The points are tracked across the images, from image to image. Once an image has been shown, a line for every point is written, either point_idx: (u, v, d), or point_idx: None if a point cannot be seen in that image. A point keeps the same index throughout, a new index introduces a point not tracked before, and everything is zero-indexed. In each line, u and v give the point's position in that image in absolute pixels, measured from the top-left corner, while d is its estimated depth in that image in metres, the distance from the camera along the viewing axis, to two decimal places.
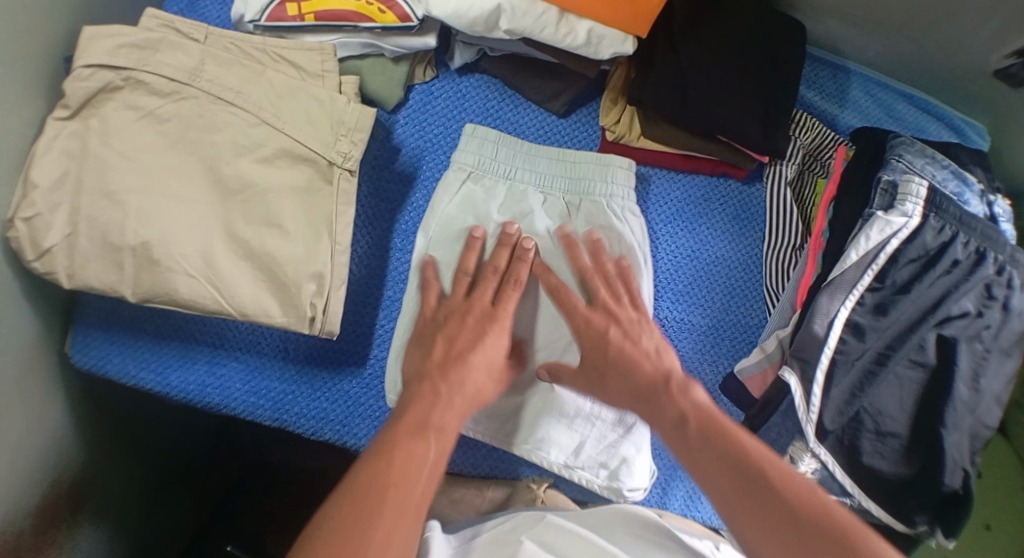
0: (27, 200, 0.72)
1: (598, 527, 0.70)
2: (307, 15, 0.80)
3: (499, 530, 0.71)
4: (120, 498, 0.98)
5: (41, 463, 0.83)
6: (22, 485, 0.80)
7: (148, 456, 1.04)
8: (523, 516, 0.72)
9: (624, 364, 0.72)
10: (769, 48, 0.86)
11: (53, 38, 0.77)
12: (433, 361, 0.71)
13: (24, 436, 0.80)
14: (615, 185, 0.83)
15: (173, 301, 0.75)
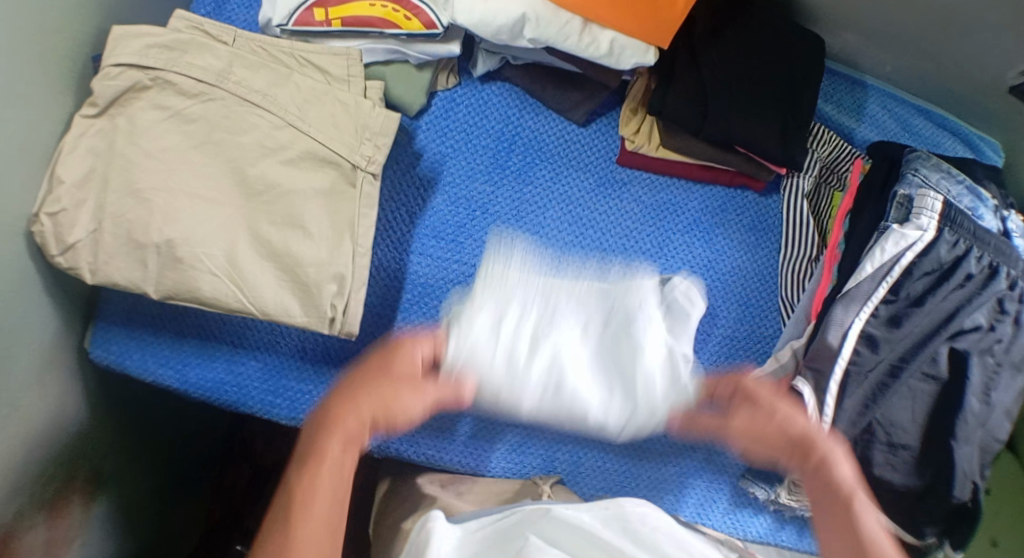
0: (54, 195, 0.74)
1: (607, 520, 0.70)
2: (334, 20, 0.81)
3: (506, 522, 0.70)
4: (133, 492, 0.99)
5: (59, 455, 0.84)
6: (41, 477, 0.82)
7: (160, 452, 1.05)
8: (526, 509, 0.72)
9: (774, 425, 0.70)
10: (787, 62, 0.87)
11: (82, 37, 0.79)
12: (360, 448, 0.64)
13: (43, 429, 0.81)
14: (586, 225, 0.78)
15: (197, 299, 0.76)
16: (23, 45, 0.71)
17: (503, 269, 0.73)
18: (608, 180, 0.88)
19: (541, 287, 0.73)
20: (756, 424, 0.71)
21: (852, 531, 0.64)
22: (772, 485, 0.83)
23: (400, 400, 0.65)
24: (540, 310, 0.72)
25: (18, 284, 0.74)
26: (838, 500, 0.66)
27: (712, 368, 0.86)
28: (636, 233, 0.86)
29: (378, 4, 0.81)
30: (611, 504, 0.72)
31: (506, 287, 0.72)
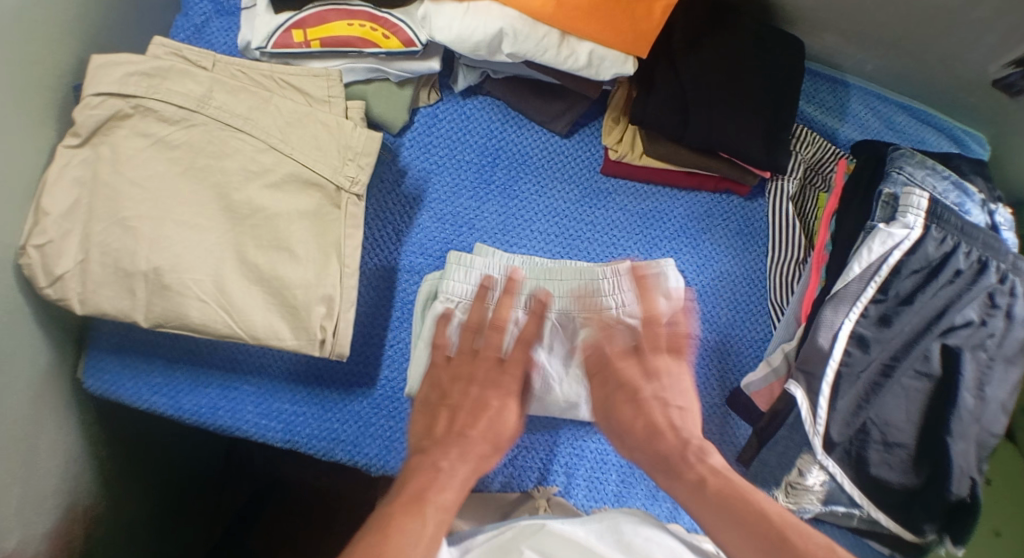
0: (40, 227, 0.73)
1: (601, 534, 0.69)
2: (313, 41, 0.81)
3: (499, 539, 0.69)
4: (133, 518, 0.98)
5: (57, 485, 0.84)
6: (41, 507, 0.81)
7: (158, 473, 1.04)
8: (521, 527, 0.70)
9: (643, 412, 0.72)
10: (770, 65, 0.86)
11: (61, 67, 0.79)
12: (435, 434, 0.72)
13: (39, 460, 0.81)
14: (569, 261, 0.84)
15: (185, 325, 0.76)
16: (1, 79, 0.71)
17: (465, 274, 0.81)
18: (593, 191, 0.87)
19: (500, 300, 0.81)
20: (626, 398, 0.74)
21: (732, 512, 0.64)
22: (769, 489, 0.86)
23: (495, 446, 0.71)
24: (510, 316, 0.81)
25: (7, 318, 0.74)
26: (699, 480, 0.67)
27: (703, 375, 0.87)
28: (622, 242, 0.86)
29: (355, 24, 0.80)
30: (605, 518, 0.72)
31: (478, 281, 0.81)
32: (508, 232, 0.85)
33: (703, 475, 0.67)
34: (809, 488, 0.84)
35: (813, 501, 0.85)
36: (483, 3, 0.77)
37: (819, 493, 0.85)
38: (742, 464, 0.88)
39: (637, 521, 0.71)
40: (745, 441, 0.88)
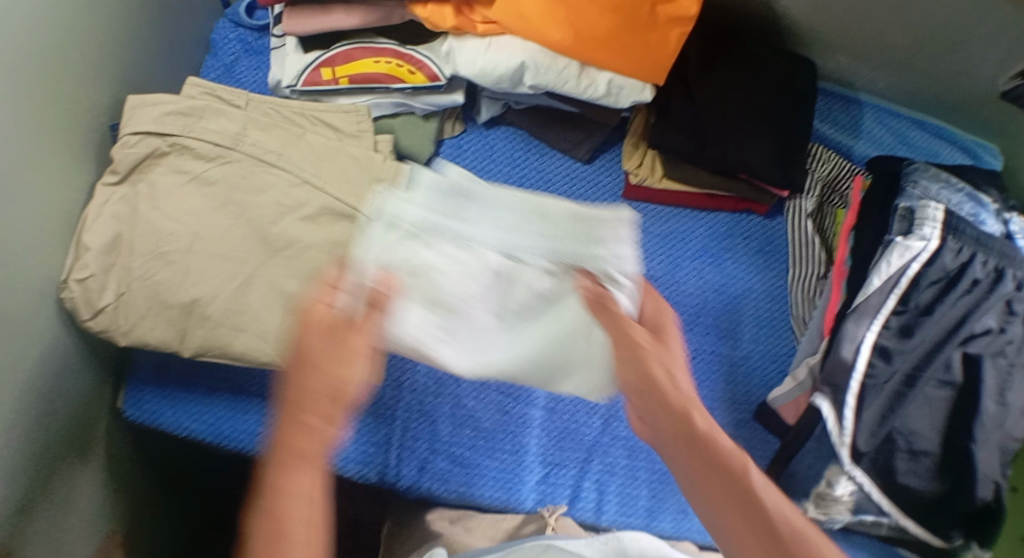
0: (82, 262, 0.76)
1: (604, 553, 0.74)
2: (341, 78, 0.83)
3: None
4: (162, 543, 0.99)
5: (93, 512, 0.86)
6: (78, 533, 0.83)
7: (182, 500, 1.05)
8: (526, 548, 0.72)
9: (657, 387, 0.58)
10: (785, 86, 0.88)
11: (99, 108, 0.81)
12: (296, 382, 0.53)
13: (78, 487, 0.83)
14: None
15: (227, 354, 0.78)
16: (44, 121, 0.74)
17: (419, 209, 0.60)
18: None
19: (468, 238, 0.60)
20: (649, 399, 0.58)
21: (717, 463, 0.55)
22: (798, 500, 0.87)
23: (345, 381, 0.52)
24: (465, 266, 0.60)
25: (52, 350, 0.77)
26: (714, 441, 0.55)
27: (728, 391, 0.87)
28: (646, 262, 0.89)
29: (382, 61, 0.83)
30: (610, 539, 0.75)
31: (404, 213, 0.59)
32: None
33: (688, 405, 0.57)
34: (838, 499, 0.85)
35: (842, 511, 0.86)
36: (506, 38, 0.79)
37: (848, 503, 0.86)
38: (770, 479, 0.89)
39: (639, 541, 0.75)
40: (774, 452, 0.89)
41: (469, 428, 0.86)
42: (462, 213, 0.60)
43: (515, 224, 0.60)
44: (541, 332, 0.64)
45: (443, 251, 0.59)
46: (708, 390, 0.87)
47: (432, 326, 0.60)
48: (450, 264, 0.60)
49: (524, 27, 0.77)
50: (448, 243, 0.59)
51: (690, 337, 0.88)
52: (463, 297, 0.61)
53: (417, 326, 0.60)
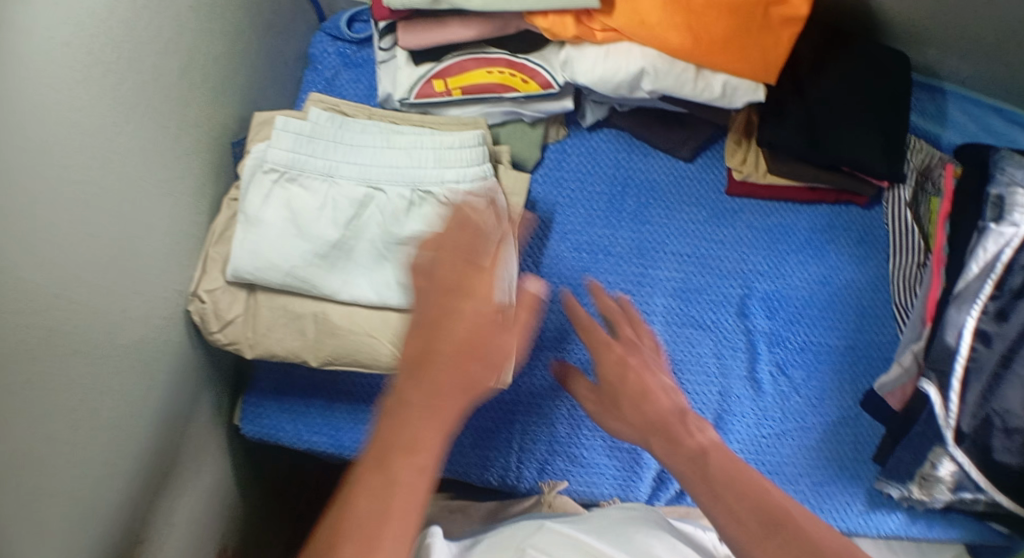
0: (210, 275, 0.81)
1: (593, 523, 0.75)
2: (454, 89, 0.84)
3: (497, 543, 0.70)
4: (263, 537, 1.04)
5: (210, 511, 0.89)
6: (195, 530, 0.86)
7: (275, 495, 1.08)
8: (522, 524, 0.73)
9: (644, 396, 0.64)
10: (886, 81, 0.90)
11: (222, 128, 0.84)
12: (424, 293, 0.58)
13: (205, 486, 0.88)
14: (444, 173, 0.79)
15: (356, 361, 0.81)
16: (176, 136, 0.77)
17: (285, 151, 0.79)
18: (719, 211, 0.92)
19: (334, 170, 0.80)
20: (613, 395, 0.66)
21: (761, 497, 0.55)
22: (904, 483, 0.87)
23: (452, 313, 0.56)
24: (334, 197, 0.80)
25: (181, 360, 0.81)
26: (739, 465, 0.58)
27: (836, 381, 0.90)
28: (751, 257, 0.91)
29: (495, 70, 0.84)
30: (597, 511, 0.77)
31: (362, 176, 0.80)
32: (643, 249, 0.90)
33: (704, 448, 0.59)
34: (940, 480, 0.85)
35: (944, 490, 0.86)
36: (624, 44, 0.80)
37: (950, 482, 0.86)
38: (877, 464, 0.90)
39: (629, 509, 0.76)
40: (877, 440, 0.91)
41: (587, 428, 0.87)
42: (370, 154, 0.80)
43: (381, 161, 0.80)
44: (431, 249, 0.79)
45: (352, 155, 0.80)
46: (815, 379, 0.90)
47: (307, 254, 0.79)
48: (378, 171, 0.80)
49: (642, 31, 0.78)
50: (354, 160, 0.80)
51: (797, 330, 0.90)
52: (359, 234, 0.80)
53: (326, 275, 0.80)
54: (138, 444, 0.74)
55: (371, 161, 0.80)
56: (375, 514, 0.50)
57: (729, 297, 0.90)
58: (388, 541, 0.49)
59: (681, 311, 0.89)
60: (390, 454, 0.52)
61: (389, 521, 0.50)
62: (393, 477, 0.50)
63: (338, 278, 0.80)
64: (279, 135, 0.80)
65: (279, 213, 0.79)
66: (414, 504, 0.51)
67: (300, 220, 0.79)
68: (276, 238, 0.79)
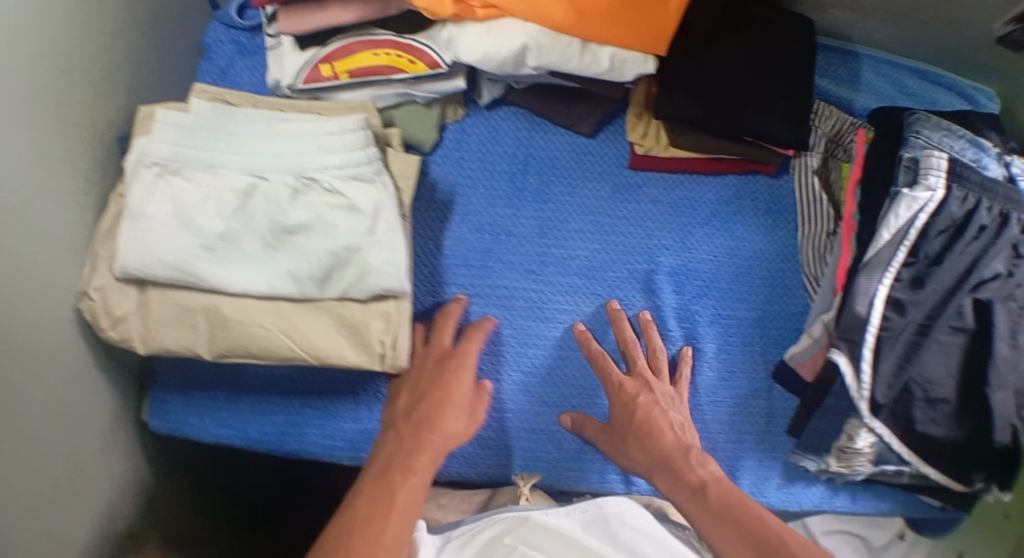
0: (99, 273, 0.81)
1: (586, 523, 0.79)
2: (341, 73, 0.83)
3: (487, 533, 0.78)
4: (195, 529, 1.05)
5: (119, 508, 0.90)
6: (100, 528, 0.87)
7: (201, 491, 1.08)
8: (509, 517, 0.79)
9: (650, 433, 0.81)
10: (784, 46, 0.88)
11: (108, 123, 0.84)
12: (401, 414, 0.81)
13: (110, 484, 0.88)
14: (326, 158, 0.78)
15: (249, 352, 0.81)
16: (55, 131, 0.76)
17: (167, 148, 0.79)
18: (623, 186, 0.91)
19: (217, 162, 0.79)
20: (621, 431, 0.82)
21: (728, 517, 0.73)
22: (820, 456, 0.87)
23: (421, 444, 0.77)
24: (217, 188, 0.79)
25: (70, 358, 0.81)
26: (733, 512, 0.73)
27: (745, 352, 0.90)
28: (656, 232, 0.91)
29: (381, 52, 0.82)
30: (590, 506, 0.80)
31: (246, 166, 0.79)
32: (548, 228, 0.90)
33: (704, 482, 0.77)
34: (859, 451, 0.86)
35: (864, 463, 0.87)
36: (506, 20, 0.78)
37: (870, 454, 0.87)
38: (792, 435, 0.90)
39: (622, 509, 0.79)
40: (792, 413, 0.91)
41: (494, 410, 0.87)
42: (251, 143, 0.79)
43: (263, 150, 0.79)
44: (321, 237, 0.79)
45: (235, 146, 0.79)
46: (724, 352, 0.90)
47: (190, 246, 0.78)
48: (261, 159, 0.79)
49: (522, 6, 0.76)
50: (235, 150, 0.79)
51: (705, 303, 0.90)
52: (247, 225, 0.79)
53: (214, 269, 0.79)
54: (20, 448, 0.74)
55: (253, 151, 0.79)
56: (371, 516, 0.71)
57: (635, 272, 0.90)
58: (387, 537, 0.70)
59: (587, 289, 0.89)
60: (391, 472, 0.75)
61: (388, 524, 0.71)
62: (394, 492, 0.73)
63: (229, 271, 0.79)
64: (159, 131, 0.79)
65: (166, 209, 0.79)
66: (407, 513, 0.73)
67: (185, 214, 0.78)
68: (159, 233, 0.78)
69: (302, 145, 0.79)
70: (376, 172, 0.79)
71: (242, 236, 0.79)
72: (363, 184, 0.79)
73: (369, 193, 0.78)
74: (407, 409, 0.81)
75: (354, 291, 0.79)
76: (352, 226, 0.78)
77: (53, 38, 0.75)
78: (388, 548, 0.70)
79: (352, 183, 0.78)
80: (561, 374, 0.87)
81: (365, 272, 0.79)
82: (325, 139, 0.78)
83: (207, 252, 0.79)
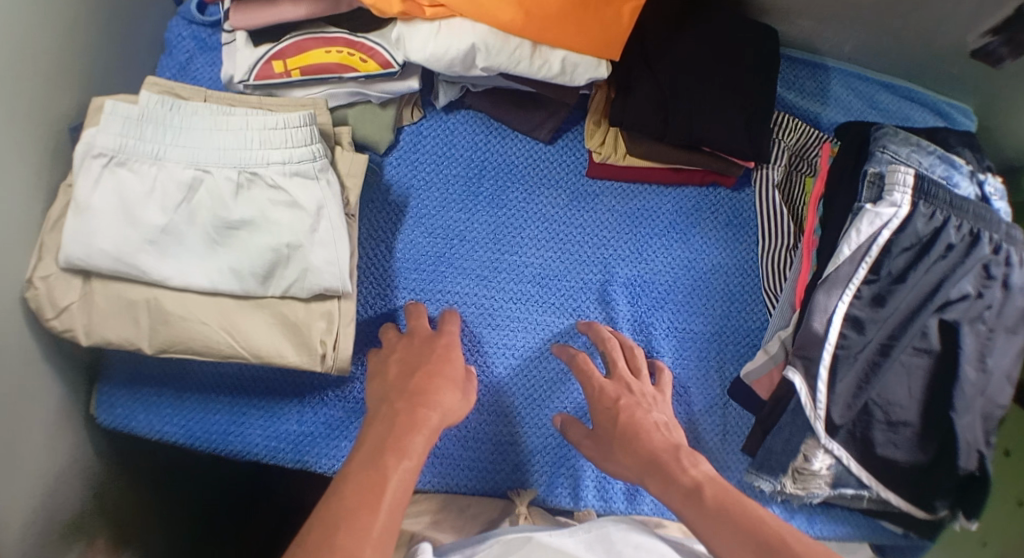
0: (45, 262, 0.77)
1: (590, 543, 0.68)
2: (293, 70, 0.82)
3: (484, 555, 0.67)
4: (150, 536, 0.99)
5: (66, 511, 0.84)
6: (46, 531, 0.81)
7: (162, 497, 1.03)
8: (508, 539, 0.69)
9: (637, 435, 0.74)
10: (743, 56, 0.87)
11: (61, 111, 0.81)
12: (391, 391, 0.73)
13: (57, 484, 0.83)
14: (271, 154, 0.78)
15: (190, 349, 0.79)
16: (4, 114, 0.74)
17: (114, 136, 0.77)
18: (580, 193, 0.90)
19: (162, 154, 0.78)
20: (606, 435, 0.76)
21: (731, 521, 0.64)
22: (776, 476, 0.83)
23: (418, 422, 0.69)
24: (160, 181, 0.77)
25: (16, 346, 0.77)
26: (747, 517, 0.64)
27: (702, 367, 0.88)
28: (613, 242, 0.89)
29: (333, 50, 0.82)
30: (592, 527, 0.70)
31: (190, 160, 0.78)
32: (502, 233, 0.88)
33: (698, 483, 0.68)
34: (817, 473, 0.82)
35: (821, 485, 0.83)
36: (454, 20, 0.78)
37: (827, 477, 0.83)
38: (745, 455, 0.87)
39: (626, 527, 0.70)
40: (747, 431, 0.88)
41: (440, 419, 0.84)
42: (196, 137, 0.78)
43: (208, 144, 0.78)
44: (264, 234, 0.78)
45: (180, 139, 0.78)
46: (680, 366, 0.87)
47: (135, 239, 0.76)
48: (207, 153, 0.78)
49: (471, 8, 0.76)
50: (181, 143, 0.78)
51: (662, 315, 0.88)
52: (192, 219, 0.78)
53: (156, 262, 0.77)
54: None
55: (197, 146, 0.78)
56: (360, 502, 0.61)
57: (590, 282, 0.88)
58: (376, 529, 0.60)
59: (540, 297, 0.87)
60: (383, 453, 0.66)
61: (379, 515, 0.61)
62: (386, 475, 0.63)
63: (170, 266, 0.78)
64: (106, 119, 0.77)
65: (107, 198, 0.76)
66: (398, 502, 0.63)
67: (128, 206, 0.77)
68: (104, 225, 0.76)
69: (248, 141, 0.78)
70: (322, 170, 0.79)
71: (183, 230, 0.78)
72: (308, 183, 0.79)
73: (314, 191, 0.79)
74: (399, 380, 0.74)
75: (295, 290, 0.79)
76: (297, 224, 0.78)
77: (6, 18, 0.73)
78: (377, 542, 0.59)
79: (297, 181, 0.78)
80: (508, 384, 0.84)
81: (306, 271, 0.78)
82: (271, 136, 0.78)
83: (149, 244, 0.77)
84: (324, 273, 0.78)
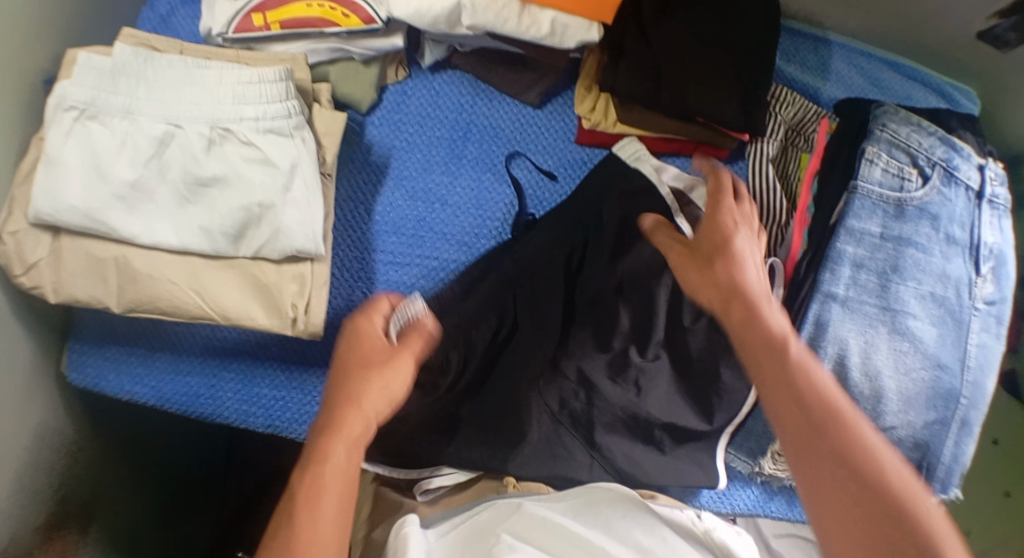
0: (14, 217, 0.75)
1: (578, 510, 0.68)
2: (273, 24, 0.80)
3: (475, 522, 0.67)
4: (123, 498, 0.98)
5: (37, 472, 0.83)
6: (18, 491, 0.80)
7: (135, 461, 1.01)
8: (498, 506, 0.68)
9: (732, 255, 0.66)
10: (742, 24, 0.84)
11: (35, 61, 0.78)
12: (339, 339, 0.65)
13: (27, 443, 0.81)
14: (245, 111, 0.76)
15: (160, 309, 0.77)
16: None
17: (85, 89, 0.74)
18: (566, 162, 0.88)
19: (132, 107, 0.75)
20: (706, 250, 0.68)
21: (793, 374, 0.57)
22: (755, 459, 0.82)
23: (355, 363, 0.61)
24: (131, 134, 0.75)
25: None
26: (778, 355, 0.59)
27: None
28: None
29: (315, 4, 0.80)
30: (582, 490, 0.71)
31: (161, 114, 0.75)
32: (486, 200, 0.85)
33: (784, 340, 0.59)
34: None
35: None
36: None
37: None
38: None
39: (620, 504, 0.69)
40: None
41: None
42: (170, 91, 0.76)
43: (182, 98, 0.75)
44: (238, 193, 0.76)
45: (152, 92, 0.75)
46: None
47: (104, 195, 0.74)
48: (180, 107, 0.75)
49: None
50: (153, 96, 0.75)
51: None
52: (164, 175, 0.75)
53: (126, 220, 0.75)
54: None
55: (170, 100, 0.75)
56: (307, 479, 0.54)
57: None
58: (326, 498, 0.53)
59: None
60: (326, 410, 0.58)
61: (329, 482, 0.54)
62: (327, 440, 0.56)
63: (140, 222, 0.75)
64: (79, 70, 0.74)
65: (76, 152, 0.74)
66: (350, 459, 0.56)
67: (98, 160, 0.74)
68: (72, 178, 0.73)
69: (222, 96, 0.76)
70: (295, 129, 0.77)
71: (155, 186, 0.75)
72: (283, 142, 0.76)
73: (288, 151, 0.76)
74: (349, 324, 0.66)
75: (268, 254, 0.77)
76: (271, 185, 0.76)
77: None
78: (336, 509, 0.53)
79: (271, 140, 0.76)
80: None
81: (278, 232, 0.76)
82: (245, 92, 0.76)
83: (120, 200, 0.74)
84: (296, 236, 0.76)
